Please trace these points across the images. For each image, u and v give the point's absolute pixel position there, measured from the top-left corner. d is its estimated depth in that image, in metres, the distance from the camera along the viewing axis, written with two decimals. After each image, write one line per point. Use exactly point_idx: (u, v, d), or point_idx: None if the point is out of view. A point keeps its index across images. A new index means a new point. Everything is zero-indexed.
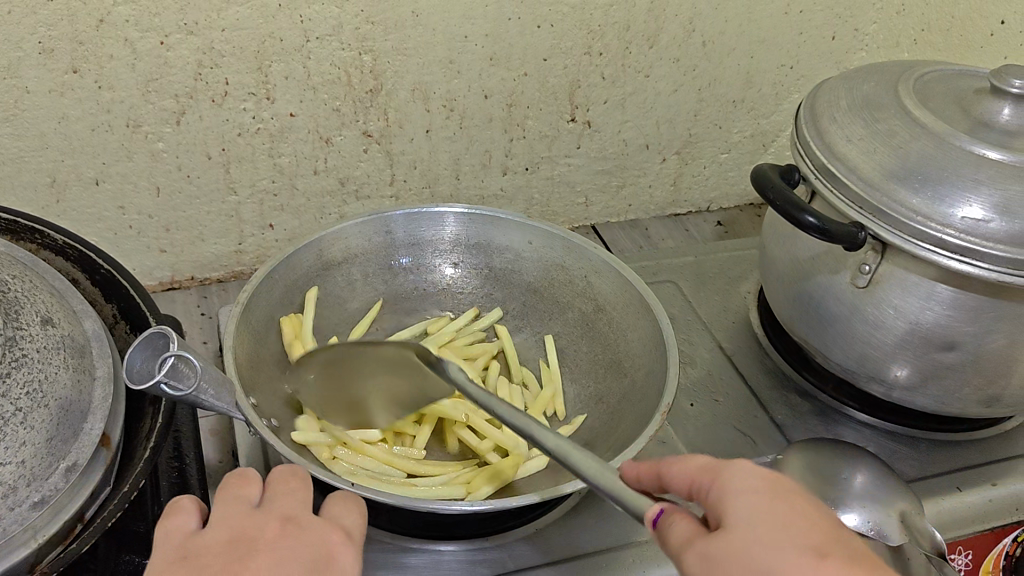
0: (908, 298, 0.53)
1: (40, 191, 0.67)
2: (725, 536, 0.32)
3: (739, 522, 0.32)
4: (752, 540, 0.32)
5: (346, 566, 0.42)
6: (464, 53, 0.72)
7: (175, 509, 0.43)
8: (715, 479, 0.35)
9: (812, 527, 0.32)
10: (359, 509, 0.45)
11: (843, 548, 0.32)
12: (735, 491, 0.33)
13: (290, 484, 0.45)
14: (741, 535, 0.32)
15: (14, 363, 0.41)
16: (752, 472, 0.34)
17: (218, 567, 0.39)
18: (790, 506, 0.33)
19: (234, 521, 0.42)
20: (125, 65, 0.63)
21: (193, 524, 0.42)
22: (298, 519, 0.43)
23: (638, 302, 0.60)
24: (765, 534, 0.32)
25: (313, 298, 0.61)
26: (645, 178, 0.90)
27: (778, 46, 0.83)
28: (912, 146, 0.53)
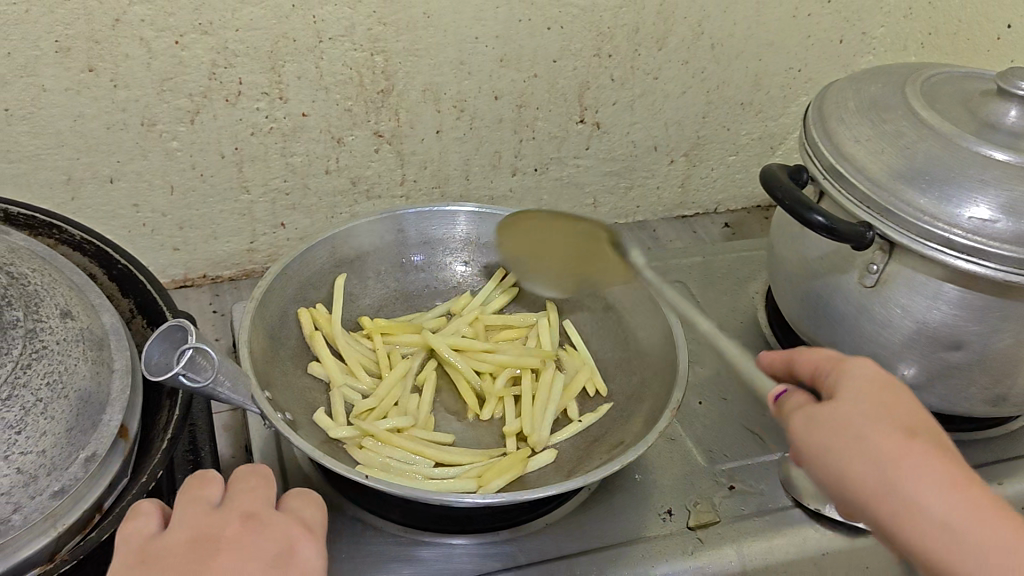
0: (915, 297, 0.54)
1: (55, 188, 0.68)
2: (833, 406, 0.41)
3: (843, 399, 0.41)
4: (854, 413, 0.40)
5: (309, 558, 0.41)
6: (475, 54, 0.73)
7: (132, 512, 0.41)
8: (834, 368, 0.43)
9: (907, 413, 0.40)
10: (317, 503, 0.45)
11: (930, 438, 0.40)
12: (843, 374, 0.43)
13: (251, 483, 0.44)
14: (847, 409, 0.41)
15: (34, 355, 0.42)
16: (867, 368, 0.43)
17: (182, 570, 0.38)
18: (892, 396, 0.41)
19: (193, 519, 0.40)
20: (141, 65, 0.64)
21: (154, 527, 0.40)
22: (260, 515, 0.42)
23: (648, 300, 0.60)
24: (868, 410, 0.40)
25: (339, 288, 0.63)
26: (653, 180, 0.90)
27: (786, 50, 0.83)
28: (920, 147, 0.53)
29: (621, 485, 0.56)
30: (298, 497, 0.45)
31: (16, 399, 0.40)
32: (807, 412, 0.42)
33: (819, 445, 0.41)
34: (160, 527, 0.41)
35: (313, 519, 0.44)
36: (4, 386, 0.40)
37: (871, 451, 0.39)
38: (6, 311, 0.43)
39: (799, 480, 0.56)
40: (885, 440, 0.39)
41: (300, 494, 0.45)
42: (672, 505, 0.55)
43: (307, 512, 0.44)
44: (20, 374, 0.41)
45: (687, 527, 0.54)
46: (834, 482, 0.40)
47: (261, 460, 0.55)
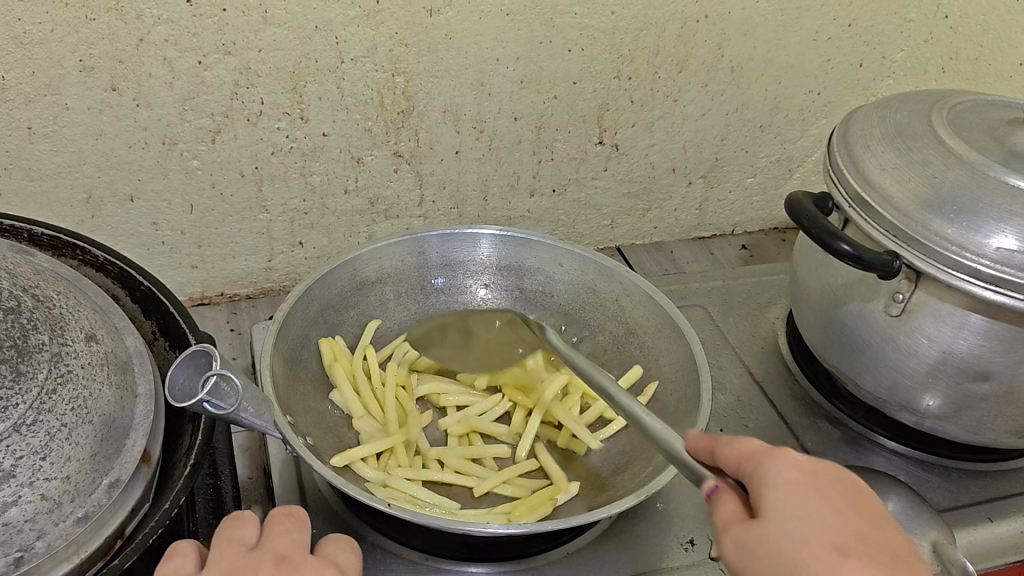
0: (941, 327, 0.53)
1: (75, 207, 0.68)
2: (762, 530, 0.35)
3: (781, 487, 0.36)
4: (788, 515, 0.35)
5: None
6: (496, 75, 0.73)
7: (171, 554, 0.41)
8: (765, 455, 0.37)
9: (859, 506, 0.36)
10: (350, 551, 0.45)
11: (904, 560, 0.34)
12: (802, 519, 0.35)
13: (282, 524, 0.44)
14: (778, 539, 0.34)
15: (60, 379, 0.42)
16: (816, 473, 0.37)
17: None
18: (859, 513, 0.36)
19: (229, 559, 0.41)
20: (164, 84, 0.64)
21: (190, 566, 0.41)
22: (293, 555, 0.42)
23: (670, 326, 0.60)
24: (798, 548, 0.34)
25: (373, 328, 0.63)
26: (671, 203, 0.90)
27: (806, 73, 0.83)
28: (948, 175, 0.53)
29: (642, 514, 0.56)
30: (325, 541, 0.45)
31: (41, 424, 0.40)
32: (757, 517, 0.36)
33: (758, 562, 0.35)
34: (196, 567, 0.41)
35: (343, 563, 0.44)
36: (28, 412, 0.40)
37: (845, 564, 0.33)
38: (31, 335, 0.42)
39: None
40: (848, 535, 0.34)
41: (329, 539, 0.45)
42: (694, 535, 0.55)
43: (334, 553, 0.44)
44: (45, 399, 0.41)
45: (710, 557, 0.53)
46: None
47: (281, 484, 0.55)
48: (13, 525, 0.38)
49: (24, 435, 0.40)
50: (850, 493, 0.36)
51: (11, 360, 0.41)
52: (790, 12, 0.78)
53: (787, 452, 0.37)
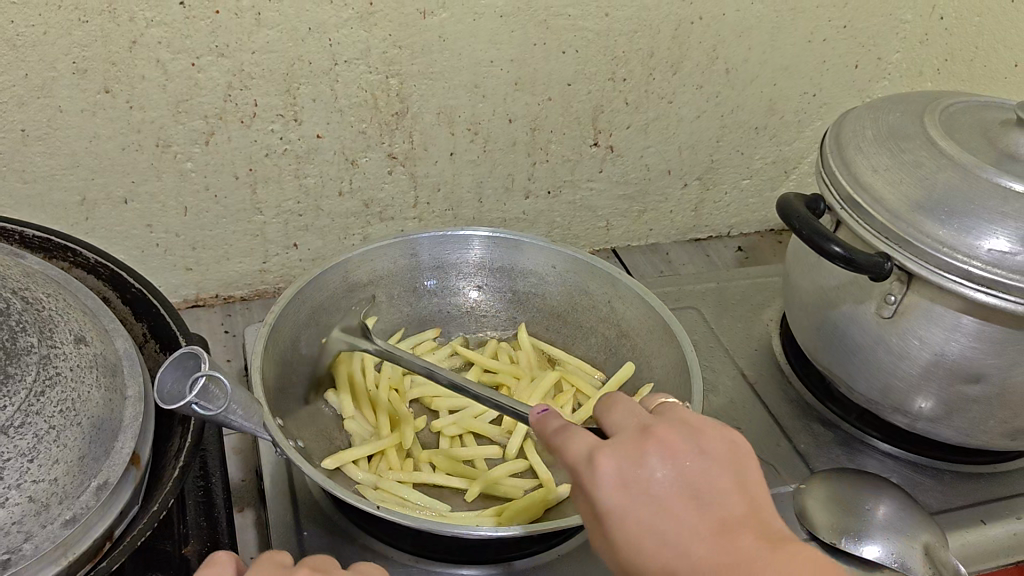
0: (932, 329, 0.53)
1: (69, 209, 0.68)
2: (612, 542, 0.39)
3: (609, 510, 0.38)
4: (618, 526, 0.38)
5: None
6: (490, 77, 0.73)
7: (211, 561, 0.40)
8: (586, 468, 0.39)
9: (685, 488, 0.38)
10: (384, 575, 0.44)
11: (725, 517, 0.37)
12: (631, 534, 0.38)
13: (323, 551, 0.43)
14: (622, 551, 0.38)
15: (48, 382, 0.42)
16: (635, 473, 0.38)
17: None
18: (676, 489, 0.38)
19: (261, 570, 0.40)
20: (157, 86, 0.64)
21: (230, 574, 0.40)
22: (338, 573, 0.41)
23: (662, 328, 0.60)
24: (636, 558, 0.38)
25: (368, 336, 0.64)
26: (666, 204, 0.90)
27: (801, 74, 0.83)
28: (939, 177, 0.53)
29: None
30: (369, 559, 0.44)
31: (29, 427, 0.40)
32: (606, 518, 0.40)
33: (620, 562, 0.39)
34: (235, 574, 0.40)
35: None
36: (16, 415, 0.40)
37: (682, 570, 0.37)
38: (20, 338, 0.42)
39: (816, 512, 0.55)
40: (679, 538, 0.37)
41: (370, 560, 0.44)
42: None
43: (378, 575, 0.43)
44: (34, 402, 0.41)
45: None
46: None
47: (272, 487, 0.55)
48: (1, 528, 0.39)
49: (12, 437, 0.40)
50: (666, 472, 0.38)
51: None
52: (784, 14, 0.78)
53: (603, 465, 0.39)
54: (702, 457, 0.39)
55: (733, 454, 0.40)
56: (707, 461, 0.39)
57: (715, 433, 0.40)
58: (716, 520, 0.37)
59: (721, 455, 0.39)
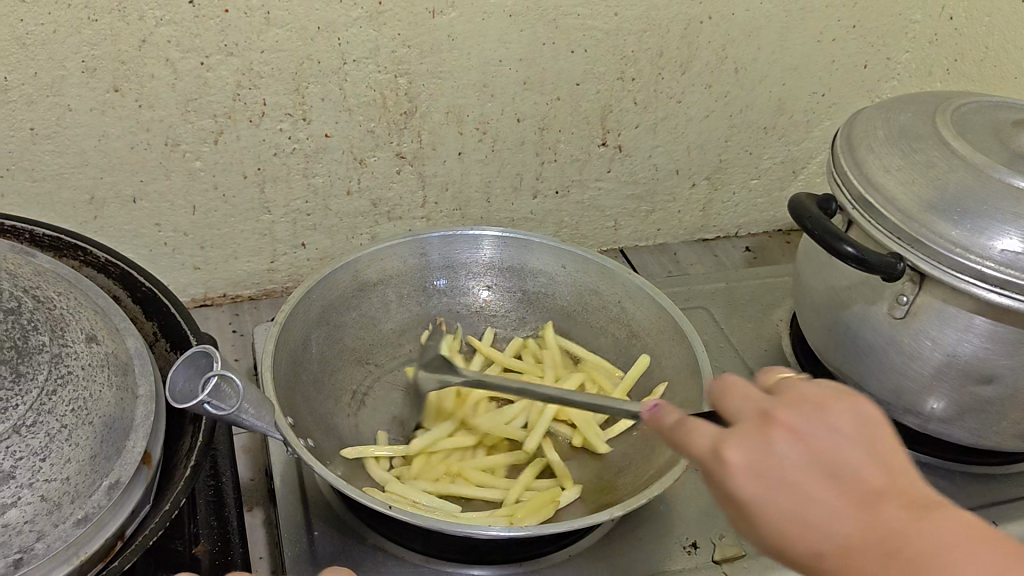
0: (945, 329, 0.53)
1: (78, 208, 0.68)
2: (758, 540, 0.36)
3: (744, 499, 0.35)
4: (761, 524, 0.35)
5: None
6: (499, 76, 0.73)
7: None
8: (714, 464, 0.36)
9: (823, 469, 0.35)
10: None
11: (875, 496, 0.35)
12: (779, 533, 0.35)
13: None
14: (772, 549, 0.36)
15: (60, 381, 0.42)
16: (766, 460, 0.35)
17: None
18: (818, 476, 0.35)
19: None
20: (166, 85, 0.64)
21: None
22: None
23: (673, 328, 0.60)
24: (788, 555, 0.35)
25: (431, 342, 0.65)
26: (674, 204, 0.90)
27: (810, 74, 0.83)
28: (952, 177, 0.52)
29: (644, 516, 0.55)
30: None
31: (41, 426, 0.40)
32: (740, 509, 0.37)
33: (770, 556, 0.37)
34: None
35: None
36: (28, 414, 0.40)
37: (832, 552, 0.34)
38: (32, 336, 0.42)
39: None
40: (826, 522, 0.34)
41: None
42: (697, 538, 0.54)
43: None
44: (46, 400, 0.41)
45: (713, 561, 0.53)
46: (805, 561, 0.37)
47: (282, 487, 0.55)
48: (12, 527, 0.38)
49: (24, 436, 0.40)
50: (802, 462, 0.35)
51: (11, 361, 0.41)
52: (793, 14, 0.78)
53: (730, 456, 0.36)
54: (834, 433, 0.36)
55: (868, 427, 0.36)
56: (840, 436, 0.36)
57: (845, 404, 0.37)
58: (866, 501, 0.34)
59: (857, 430, 0.36)
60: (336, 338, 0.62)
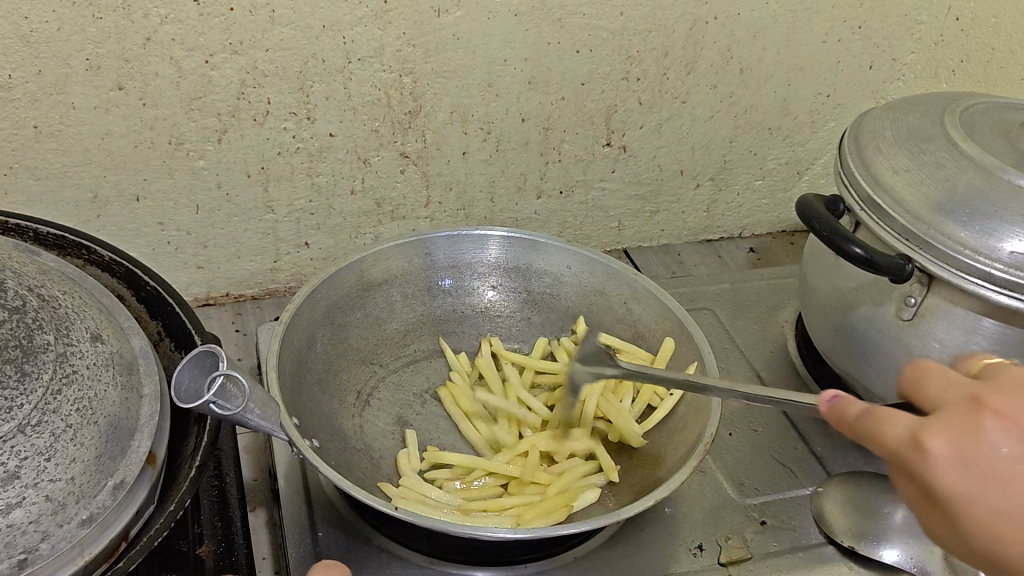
0: (952, 331, 0.53)
1: (81, 206, 0.68)
2: (956, 531, 0.36)
3: (947, 491, 0.35)
4: (965, 520, 0.35)
5: None
6: (504, 76, 0.72)
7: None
8: (911, 452, 0.36)
9: None
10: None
11: None
12: (984, 528, 0.35)
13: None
14: (973, 542, 0.36)
15: (65, 380, 0.42)
16: (975, 451, 0.35)
17: None
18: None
19: None
20: (170, 83, 0.63)
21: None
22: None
23: (680, 329, 0.60)
24: (990, 549, 0.35)
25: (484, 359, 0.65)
26: (678, 205, 0.90)
27: (815, 75, 0.83)
28: (960, 178, 0.52)
29: (650, 517, 0.55)
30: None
31: (46, 425, 0.40)
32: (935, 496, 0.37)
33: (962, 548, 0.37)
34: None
35: None
36: (33, 413, 0.40)
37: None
38: (37, 335, 0.42)
39: (833, 516, 0.55)
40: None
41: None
42: (703, 540, 0.54)
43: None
44: (51, 400, 0.41)
45: (719, 563, 0.52)
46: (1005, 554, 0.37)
47: (286, 487, 0.54)
48: (17, 527, 0.38)
49: (29, 436, 0.39)
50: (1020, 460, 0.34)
51: (16, 360, 0.40)
52: (799, 14, 0.77)
53: (932, 447, 0.35)
54: None
55: None
56: None
57: None
58: None
59: None
60: (341, 337, 0.61)
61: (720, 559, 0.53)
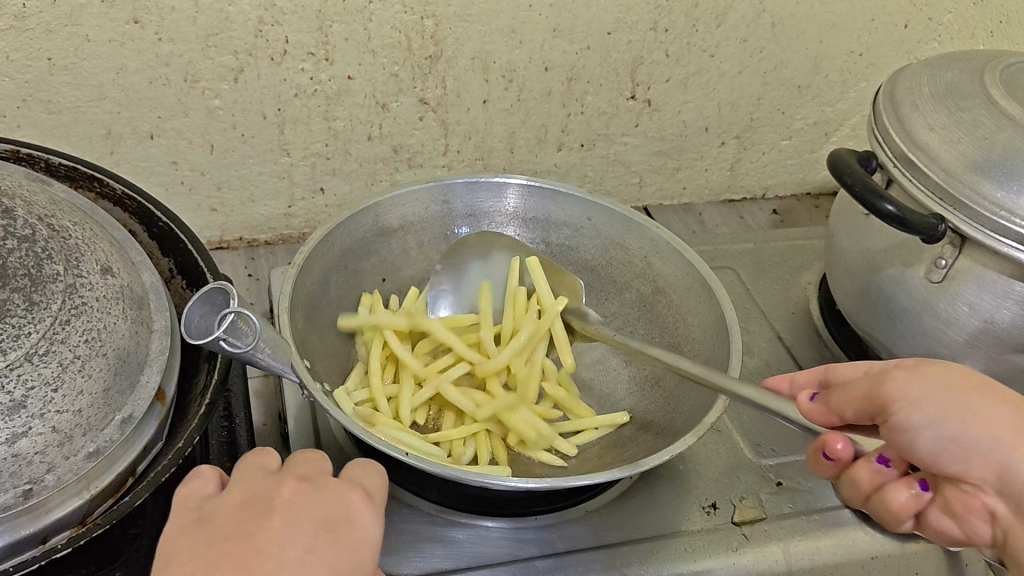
0: (984, 295, 0.51)
1: (95, 141, 0.67)
2: (938, 393, 0.40)
3: (945, 379, 0.40)
4: (968, 391, 0.40)
5: (366, 527, 0.38)
6: (527, 23, 0.70)
7: (194, 474, 0.40)
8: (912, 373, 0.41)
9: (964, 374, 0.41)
10: (380, 472, 0.42)
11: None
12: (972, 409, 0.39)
13: (309, 482, 0.39)
14: (951, 395, 0.40)
15: (73, 311, 0.41)
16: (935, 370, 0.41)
17: (233, 525, 0.36)
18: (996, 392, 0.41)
19: (252, 483, 0.39)
20: (186, 18, 0.62)
21: (212, 490, 0.39)
22: (313, 521, 0.37)
23: (699, 284, 0.59)
24: (984, 404, 0.39)
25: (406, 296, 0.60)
26: (702, 162, 0.88)
27: (849, 32, 0.80)
28: (1000, 137, 0.50)
29: (662, 475, 0.55)
30: (368, 488, 0.41)
31: (53, 355, 0.39)
32: (890, 414, 0.40)
33: (941, 413, 0.39)
34: (218, 491, 0.39)
35: (369, 486, 0.41)
36: (41, 342, 0.39)
37: (997, 450, 0.39)
38: (46, 265, 0.41)
39: None
40: (994, 407, 0.39)
41: (372, 483, 0.41)
42: (716, 499, 0.53)
43: (373, 519, 0.39)
44: (59, 330, 0.40)
45: (731, 522, 0.52)
46: (946, 421, 0.39)
47: (296, 431, 0.54)
48: (23, 457, 0.37)
49: (36, 365, 0.38)
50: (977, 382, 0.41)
51: (24, 290, 0.40)
52: None
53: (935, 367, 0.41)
54: (976, 395, 0.40)
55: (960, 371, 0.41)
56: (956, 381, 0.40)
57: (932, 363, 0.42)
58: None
59: (967, 380, 0.41)
60: (355, 282, 0.60)
61: (731, 518, 0.52)
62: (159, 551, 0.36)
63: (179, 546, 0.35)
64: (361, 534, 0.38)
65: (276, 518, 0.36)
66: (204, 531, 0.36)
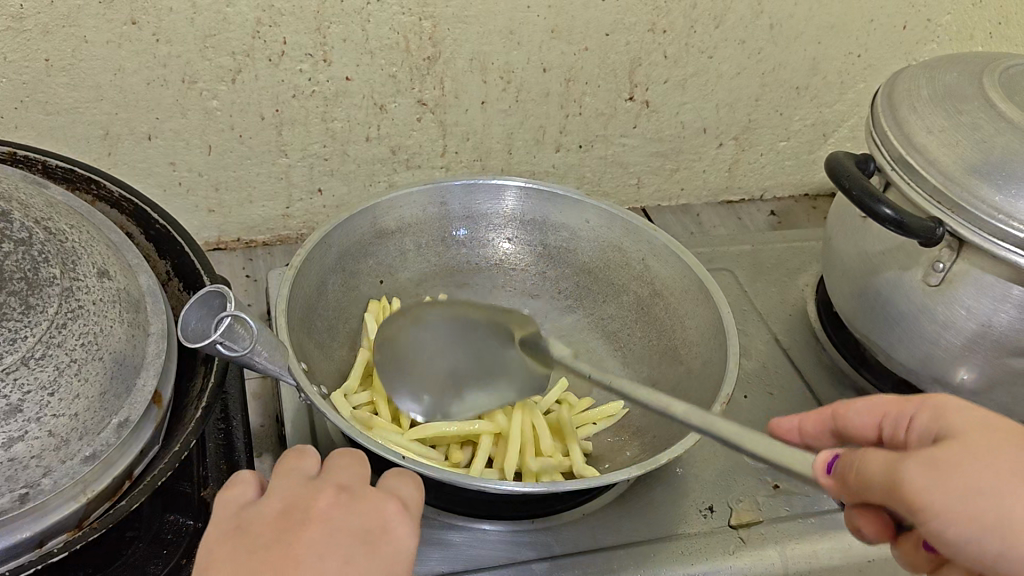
0: (982, 298, 0.51)
1: (93, 142, 0.67)
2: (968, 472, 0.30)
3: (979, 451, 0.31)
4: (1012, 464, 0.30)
5: (402, 538, 0.39)
6: (525, 24, 0.70)
7: (231, 482, 0.41)
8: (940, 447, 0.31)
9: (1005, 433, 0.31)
10: (416, 481, 0.43)
11: None
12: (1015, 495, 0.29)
13: (346, 492, 0.40)
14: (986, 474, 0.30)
15: (69, 315, 0.41)
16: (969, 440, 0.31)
17: (272, 535, 0.37)
18: None
19: (291, 493, 0.40)
20: (184, 20, 0.62)
21: (252, 496, 0.40)
22: (349, 533, 0.38)
23: (696, 287, 0.59)
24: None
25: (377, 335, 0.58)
26: (700, 163, 0.88)
27: (847, 33, 0.80)
28: (998, 140, 0.50)
29: (659, 477, 0.55)
30: (405, 498, 0.41)
31: (49, 359, 0.39)
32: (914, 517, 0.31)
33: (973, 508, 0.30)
34: (257, 496, 0.40)
35: (407, 496, 0.42)
36: (38, 346, 0.39)
37: None
38: (42, 268, 0.41)
39: None
40: None
41: (409, 494, 0.42)
42: (713, 502, 0.53)
43: (410, 529, 0.40)
44: (55, 334, 0.40)
45: (727, 525, 0.52)
46: (980, 518, 0.29)
47: (293, 433, 0.54)
48: (19, 461, 0.37)
49: (32, 368, 0.38)
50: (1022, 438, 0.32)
51: (21, 293, 0.40)
52: None
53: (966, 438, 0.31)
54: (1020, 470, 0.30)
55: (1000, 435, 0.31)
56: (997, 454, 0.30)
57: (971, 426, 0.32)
58: None
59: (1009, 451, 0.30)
60: (353, 285, 0.60)
61: (727, 521, 0.52)
62: (198, 557, 0.37)
63: (217, 553, 0.36)
64: (398, 545, 0.39)
65: (313, 530, 0.37)
66: (242, 539, 0.37)
